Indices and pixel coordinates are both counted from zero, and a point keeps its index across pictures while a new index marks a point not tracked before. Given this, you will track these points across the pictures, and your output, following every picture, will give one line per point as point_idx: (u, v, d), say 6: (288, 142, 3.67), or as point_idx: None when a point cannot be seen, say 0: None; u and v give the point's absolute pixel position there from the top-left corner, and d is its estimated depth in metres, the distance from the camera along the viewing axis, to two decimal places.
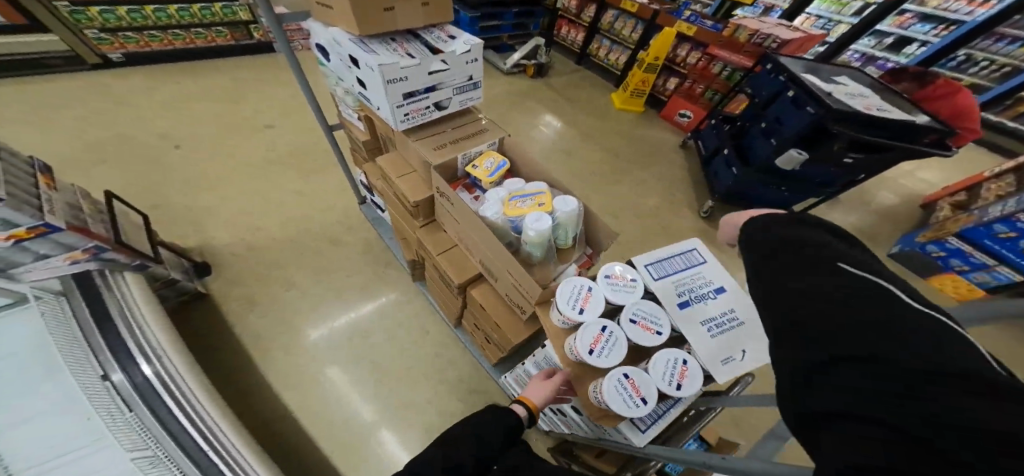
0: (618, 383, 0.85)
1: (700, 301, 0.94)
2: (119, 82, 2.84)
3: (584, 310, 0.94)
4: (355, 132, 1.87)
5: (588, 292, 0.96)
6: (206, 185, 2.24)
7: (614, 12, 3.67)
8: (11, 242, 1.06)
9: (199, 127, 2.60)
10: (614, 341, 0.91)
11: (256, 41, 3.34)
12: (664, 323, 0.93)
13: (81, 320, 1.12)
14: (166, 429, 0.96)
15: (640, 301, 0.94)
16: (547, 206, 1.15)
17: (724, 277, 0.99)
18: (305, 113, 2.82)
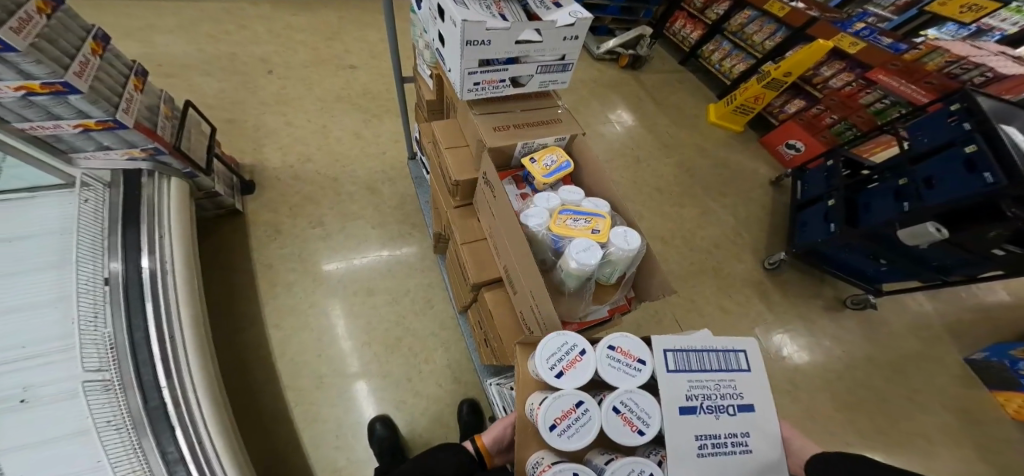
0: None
1: (711, 413, 0.65)
2: (250, 6, 3.06)
3: (563, 373, 0.70)
4: (422, 90, 1.60)
5: (577, 355, 0.72)
6: (277, 109, 2.38)
7: (751, 13, 3.15)
8: (81, 129, 1.19)
9: (292, 54, 2.75)
10: (585, 422, 0.66)
11: None
12: (652, 422, 0.66)
13: (115, 213, 1.29)
14: (133, 353, 1.05)
15: (634, 391, 0.67)
16: (601, 236, 0.90)
17: (759, 395, 0.70)
18: (386, 59, 2.85)
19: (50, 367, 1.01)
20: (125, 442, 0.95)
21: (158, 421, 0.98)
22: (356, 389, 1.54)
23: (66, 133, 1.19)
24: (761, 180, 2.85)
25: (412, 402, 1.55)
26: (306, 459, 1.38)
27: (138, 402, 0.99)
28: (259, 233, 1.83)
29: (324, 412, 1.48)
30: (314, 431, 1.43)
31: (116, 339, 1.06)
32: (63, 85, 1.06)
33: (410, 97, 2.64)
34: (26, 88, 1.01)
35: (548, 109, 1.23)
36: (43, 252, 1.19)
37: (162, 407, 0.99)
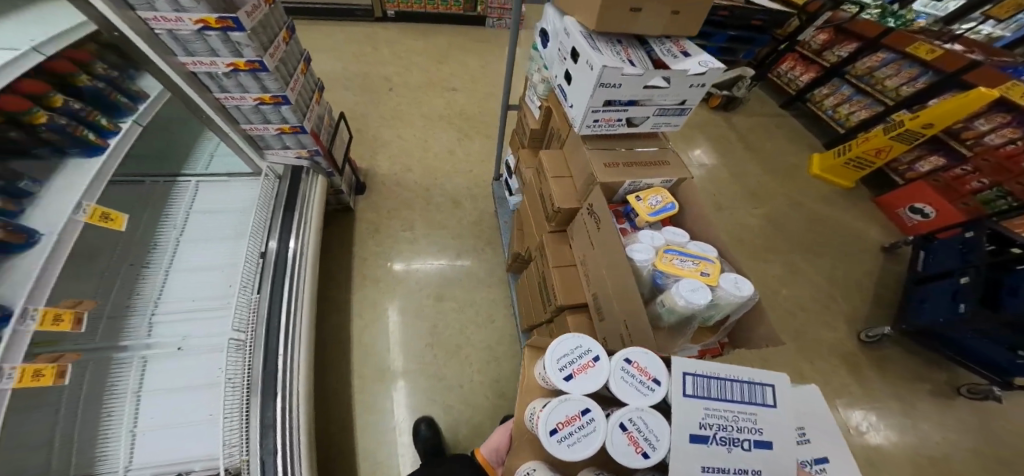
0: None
1: (723, 445, 0.61)
2: (379, 31, 3.55)
3: (572, 375, 0.68)
4: (527, 119, 1.70)
5: (589, 360, 0.70)
6: (387, 121, 2.71)
7: (887, 56, 2.83)
8: (279, 133, 1.49)
9: (406, 74, 3.12)
10: (587, 435, 0.62)
11: (477, 14, 3.72)
12: (660, 447, 0.61)
13: (277, 199, 1.56)
14: (267, 321, 1.23)
15: (646, 410, 0.63)
16: (711, 279, 0.88)
17: (786, 436, 0.63)
18: (484, 85, 3.11)
19: (211, 320, 1.23)
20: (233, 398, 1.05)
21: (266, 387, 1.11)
22: (412, 387, 1.64)
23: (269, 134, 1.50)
24: (868, 243, 2.51)
25: (460, 410, 1.60)
26: (356, 449, 1.48)
27: (258, 365, 1.14)
28: (356, 228, 2.08)
29: (381, 402, 1.60)
30: (373, 421, 1.55)
31: (259, 305, 1.25)
32: (283, 98, 1.35)
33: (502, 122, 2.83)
34: (261, 99, 1.32)
35: (656, 149, 1.25)
36: (224, 222, 1.49)
37: (273, 376, 1.13)
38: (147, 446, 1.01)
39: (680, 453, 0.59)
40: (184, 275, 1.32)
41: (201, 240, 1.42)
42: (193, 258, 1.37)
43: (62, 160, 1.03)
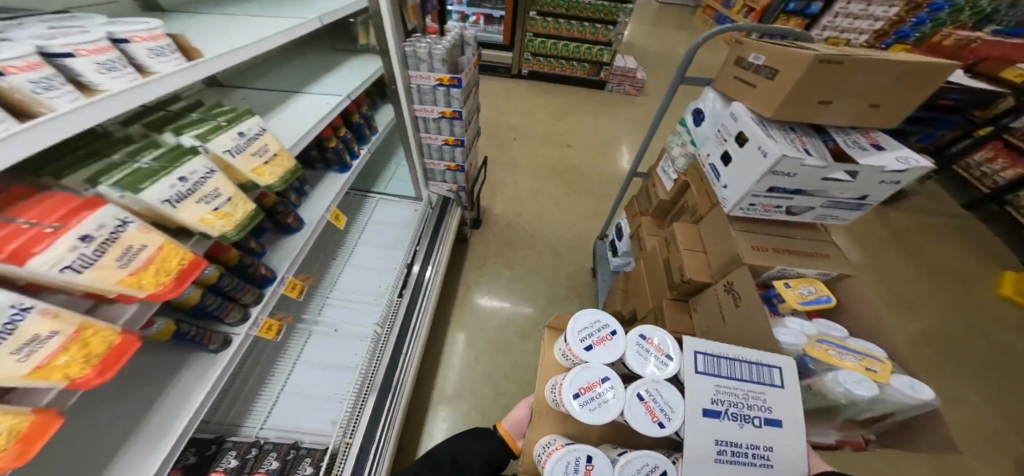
0: (569, 459, 0.73)
1: (735, 420, 0.74)
2: (510, 86, 4.00)
3: (592, 347, 0.83)
4: (658, 190, 1.72)
5: (608, 335, 0.85)
6: (503, 164, 2.97)
7: None
8: (446, 170, 1.78)
9: (527, 126, 3.42)
10: (607, 403, 0.76)
11: (600, 79, 4.00)
12: (675, 417, 0.75)
13: (425, 223, 1.77)
14: (399, 330, 1.36)
15: (661, 383, 0.78)
16: (881, 377, 0.79)
17: (790, 415, 0.77)
18: (597, 145, 3.25)
19: (360, 314, 1.43)
20: (361, 389, 1.19)
21: (381, 390, 1.21)
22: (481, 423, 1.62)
23: (439, 169, 1.80)
24: None
25: None
26: None
27: (382, 367, 1.25)
28: (460, 256, 2.26)
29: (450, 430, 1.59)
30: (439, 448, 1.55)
31: (398, 312, 1.40)
32: (459, 143, 1.63)
33: (607, 180, 2.91)
34: (447, 141, 1.64)
35: (813, 241, 1.16)
36: (385, 231, 1.75)
37: (390, 381, 1.23)
38: (289, 409, 1.17)
39: (697, 425, 0.73)
40: (351, 268, 1.58)
41: (367, 243, 1.69)
42: (360, 256, 1.63)
43: (327, 172, 1.41)
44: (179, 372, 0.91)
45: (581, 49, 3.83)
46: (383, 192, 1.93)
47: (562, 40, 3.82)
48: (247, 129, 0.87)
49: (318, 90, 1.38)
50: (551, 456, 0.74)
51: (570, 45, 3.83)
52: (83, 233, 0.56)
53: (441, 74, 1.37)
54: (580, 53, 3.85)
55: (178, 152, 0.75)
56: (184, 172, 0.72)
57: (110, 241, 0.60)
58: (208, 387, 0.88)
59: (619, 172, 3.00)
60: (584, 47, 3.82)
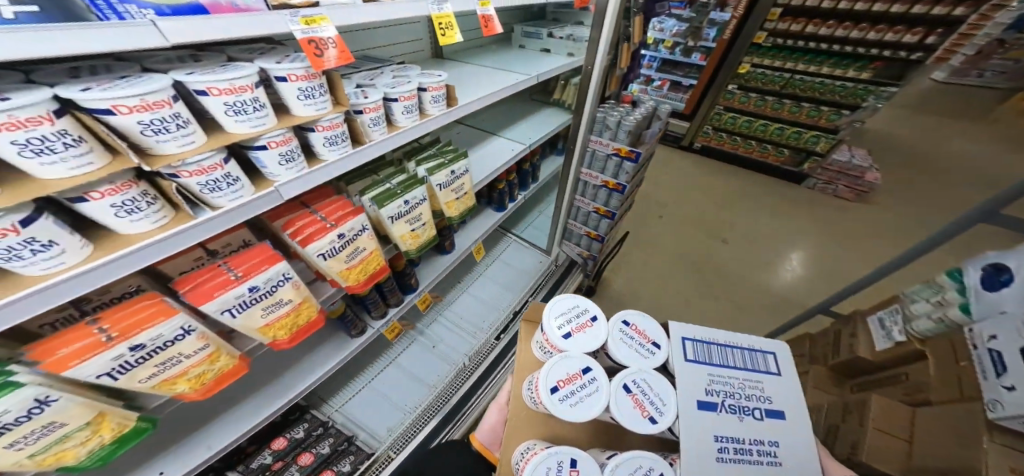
0: (549, 467, 0.67)
1: (734, 412, 0.73)
2: (678, 158, 3.76)
3: (568, 332, 0.81)
4: (860, 348, 1.23)
5: (587, 321, 0.83)
6: (641, 236, 2.76)
7: None
8: (585, 234, 1.89)
9: (682, 202, 3.12)
10: (585, 395, 0.72)
11: (799, 170, 3.38)
12: (665, 412, 0.72)
13: (545, 279, 1.80)
14: (483, 372, 1.38)
15: (648, 372, 0.75)
16: None
17: (787, 401, 0.76)
18: (766, 248, 2.70)
19: (458, 339, 1.49)
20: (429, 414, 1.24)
21: (443, 421, 1.23)
22: None
23: (577, 231, 1.93)
24: None
25: None
26: None
27: (454, 398, 1.29)
28: None
29: None
30: None
31: (488, 354, 1.44)
32: (609, 213, 1.76)
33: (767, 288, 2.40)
34: (598, 209, 1.79)
35: None
36: (508, 269, 1.83)
37: (452, 416, 1.25)
38: (365, 404, 1.24)
39: (694, 417, 0.71)
40: (468, 292, 1.69)
41: (490, 275, 1.79)
42: (479, 284, 1.73)
43: (484, 210, 1.69)
44: (320, 345, 1.13)
45: (784, 132, 3.33)
46: (519, 235, 2.04)
47: (761, 118, 3.39)
48: (451, 176, 1.22)
49: (501, 140, 1.63)
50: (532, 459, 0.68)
51: (771, 126, 3.37)
52: (341, 233, 0.95)
53: (621, 146, 1.58)
54: (786, 138, 3.35)
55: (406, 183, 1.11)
56: (410, 197, 1.09)
57: (349, 241, 0.97)
58: (325, 371, 1.07)
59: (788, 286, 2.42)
60: (789, 130, 3.30)
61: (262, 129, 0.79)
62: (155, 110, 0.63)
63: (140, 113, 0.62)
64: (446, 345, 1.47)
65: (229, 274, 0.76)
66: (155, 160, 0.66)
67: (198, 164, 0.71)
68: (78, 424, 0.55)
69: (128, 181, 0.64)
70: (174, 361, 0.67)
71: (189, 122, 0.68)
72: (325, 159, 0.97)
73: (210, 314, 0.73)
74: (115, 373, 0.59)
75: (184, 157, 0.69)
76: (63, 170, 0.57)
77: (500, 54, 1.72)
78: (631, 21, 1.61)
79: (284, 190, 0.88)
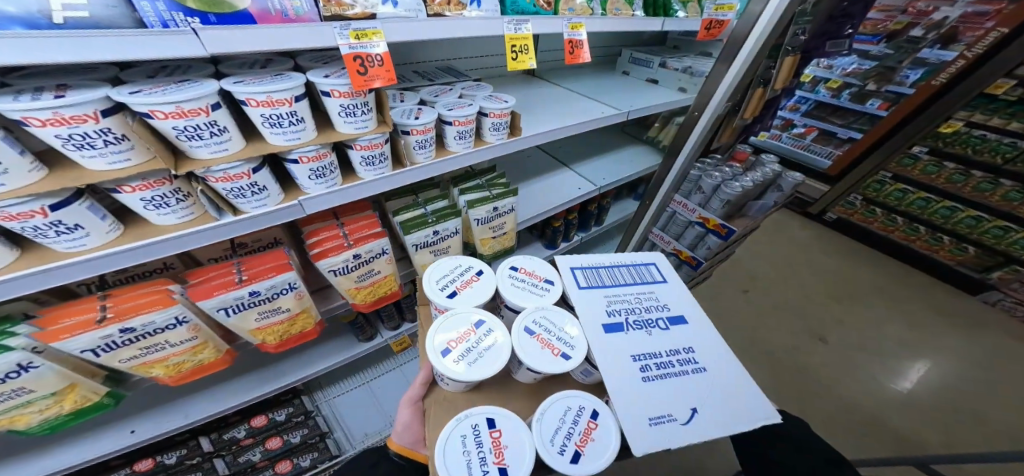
0: (464, 435, 0.64)
1: (641, 328, 0.76)
2: (799, 227, 3.09)
3: (454, 290, 0.80)
4: None
5: (473, 275, 0.83)
6: (712, 303, 2.34)
7: None
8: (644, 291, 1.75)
9: (780, 276, 2.56)
10: (481, 351, 0.69)
11: (983, 278, 2.50)
12: (575, 346, 0.72)
13: None
14: None
15: (548, 310, 0.76)
16: None
17: (676, 300, 0.84)
18: (885, 365, 2.06)
19: None
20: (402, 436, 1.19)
21: None
22: None
23: None
24: None
25: None
26: None
27: None
28: None
29: None
30: None
31: None
32: None
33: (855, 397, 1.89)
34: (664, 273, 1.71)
35: None
36: None
37: None
38: (353, 403, 1.25)
39: (607, 340, 0.73)
40: None
41: None
42: None
43: (532, 242, 1.57)
44: (329, 339, 1.18)
45: (981, 223, 2.45)
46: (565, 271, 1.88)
47: (944, 199, 2.55)
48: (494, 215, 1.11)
49: (570, 173, 1.47)
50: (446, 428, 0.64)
51: (961, 212, 2.51)
52: (356, 253, 0.93)
53: (710, 217, 1.44)
54: (978, 231, 2.48)
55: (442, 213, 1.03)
56: (439, 228, 1.02)
57: (365, 262, 0.95)
58: (320, 367, 1.10)
59: (906, 416, 1.83)
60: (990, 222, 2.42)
61: (295, 143, 0.78)
62: (190, 118, 0.63)
63: (175, 119, 0.62)
64: None
65: (234, 276, 0.77)
66: (187, 164, 0.67)
67: (225, 171, 0.71)
68: (43, 392, 0.63)
69: (161, 179, 0.67)
70: (159, 347, 0.71)
71: (226, 130, 0.69)
72: (361, 178, 0.95)
73: (207, 310, 0.74)
74: (99, 350, 0.64)
75: (212, 164, 0.69)
76: (100, 162, 0.60)
77: (597, 80, 1.55)
78: (780, 62, 1.20)
79: (310, 204, 0.87)
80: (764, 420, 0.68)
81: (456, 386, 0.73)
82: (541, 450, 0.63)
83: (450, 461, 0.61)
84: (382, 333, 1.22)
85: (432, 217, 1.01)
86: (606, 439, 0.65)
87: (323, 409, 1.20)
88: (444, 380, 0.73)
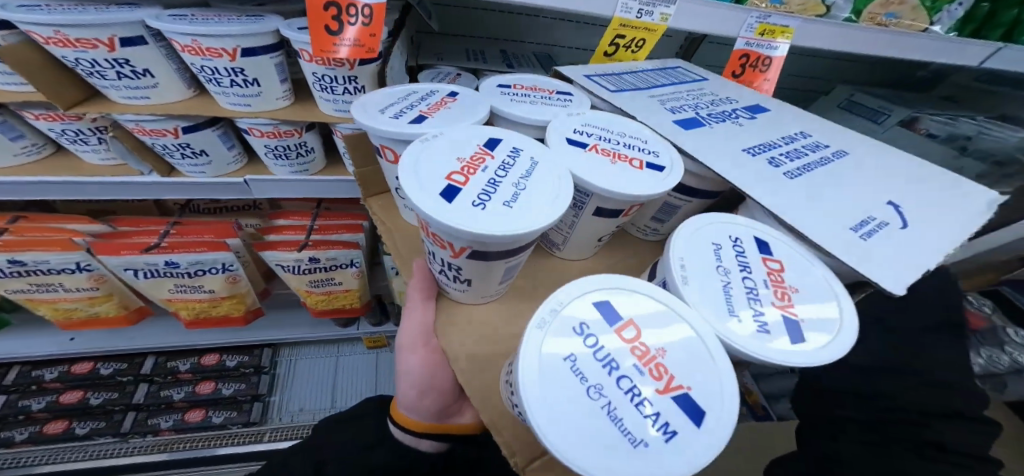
0: (570, 356, 0.27)
1: (725, 119, 0.48)
2: None
3: (418, 113, 0.47)
4: None
5: (446, 96, 0.52)
6: None
7: None
8: None
9: None
10: (509, 181, 0.36)
11: None
12: (661, 150, 0.43)
13: None
14: None
15: (584, 113, 0.48)
16: None
17: (739, 90, 0.56)
18: None
19: None
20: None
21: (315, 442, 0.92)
22: None
23: None
24: None
25: None
26: None
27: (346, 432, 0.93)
28: None
29: None
30: None
31: None
32: None
33: None
34: None
35: None
36: None
37: None
38: (311, 371, 1.03)
39: (691, 135, 0.44)
40: None
41: None
42: None
43: None
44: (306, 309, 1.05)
45: None
46: None
47: None
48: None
49: None
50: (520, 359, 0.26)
51: None
52: (314, 257, 0.73)
53: None
54: None
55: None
56: None
57: (324, 267, 0.75)
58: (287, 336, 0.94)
59: None
60: None
61: (242, 110, 0.58)
62: (82, 50, 0.48)
63: (62, 47, 0.48)
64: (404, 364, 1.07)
65: (150, 238, 0.65)
66: (87, 105, 0.54)
67: (138, 124, 0.57)
68: None
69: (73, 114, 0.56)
70: (53, 287, 0.64)
71: (147, 73, 0.53)
72: (346, 172, 0.72)
73: (112, 266, 0.63)
74: None
75: (124, 110, 0.55)
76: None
77: None
78: None
79: (261, 186, 0.69)
80: (989, 195, 0.33)
81: (487, 280, 0.40)
82: (734, 340, 0.29)
83: (575, 428, 0.24)
84: (358, 324, 1.02)
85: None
86: (831, 290, 0.33)
87: (278, 368, 1.01)
88: (464, 276, 0.39)
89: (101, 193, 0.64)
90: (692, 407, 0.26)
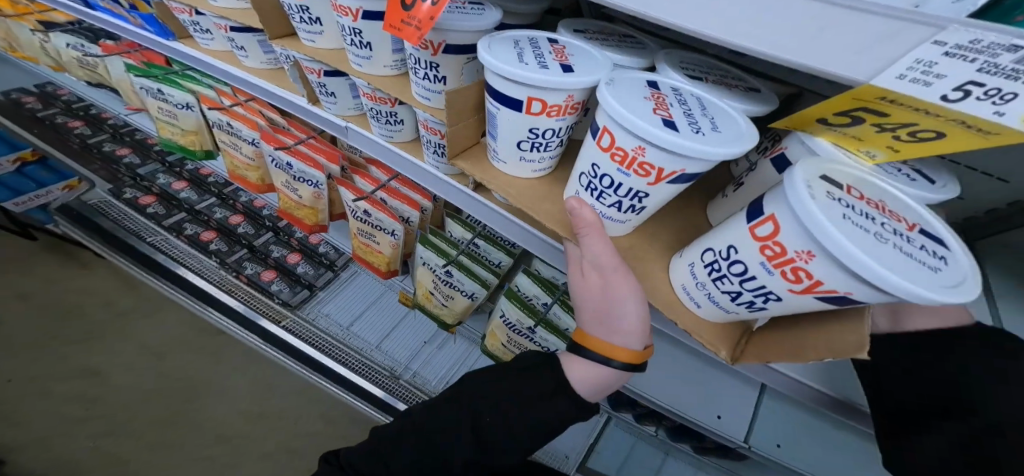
0: (846, 215, 0.29)
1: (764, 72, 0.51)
2: None
3: (558, 61, 0.44)
4: None
5: (557, 46, 0.48)
6: None
7: None
8: None
9: None
10: (698, 113, 0.39)
11: None
12: (750, 83, 0.48)
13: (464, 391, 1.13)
14: (344, 377, 1.00)
15: (674, 52, 0.51)
16: None
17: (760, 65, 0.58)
18: None
19: (430, 370, 1.02)
20: (320, 356, 1.01)
21: (308, 353, 1.02)
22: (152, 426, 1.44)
23: None
24: None
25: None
26: (173, 400, 1.49)
27: (328, 360, 1.00)
28: None
29: (169, 415, 1.46)
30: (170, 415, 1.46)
31: (368, 386, 0.99)
32: None
33: None
34: None
35: None
36: None
37: (308, 360, 1.02)
38: (360, 291, 1.12)
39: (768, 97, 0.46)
40: None
41: None
42: None
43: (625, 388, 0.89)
44: None
45: None
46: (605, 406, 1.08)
47: None
48: (525, 327, 0.80)
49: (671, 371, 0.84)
50: (847, 248, 0.26)
51: None
52: (366, 211, 0.81)
53: None
54: None
55: (474, 263, 0.80)
56: (454, 275, 0.80)
57: (372, 224, 0.83)
58: None
59: None
60: None
61: (360, 70, 0.66)
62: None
63: None
64: (420, 331, 1.08)
65: (286, 139, 0.86)
66: (285, 38, 0.72)
67: (304, 61, 0.72)
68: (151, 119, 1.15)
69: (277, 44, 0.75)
70: (231, 145, 0.96)
71: (321, 23, 0.66)
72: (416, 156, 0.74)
73: (265, 153, 0.87)
74: (216, 123, 0.94)
75: (299, 49, 0.70)
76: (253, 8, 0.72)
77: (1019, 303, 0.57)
78: None
79: (354, 135, 0.80)
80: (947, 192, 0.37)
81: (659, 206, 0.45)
82: (919, 192, 0.36)
83: (898, 263, 0.27)
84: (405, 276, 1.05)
85: (458, 252, 0.79)
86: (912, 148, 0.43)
87: (343, 269, 1.15)
88: (642, 204, 0.44)
89: (267, 97, 0.87)
90: (934, 237, 0.32)
